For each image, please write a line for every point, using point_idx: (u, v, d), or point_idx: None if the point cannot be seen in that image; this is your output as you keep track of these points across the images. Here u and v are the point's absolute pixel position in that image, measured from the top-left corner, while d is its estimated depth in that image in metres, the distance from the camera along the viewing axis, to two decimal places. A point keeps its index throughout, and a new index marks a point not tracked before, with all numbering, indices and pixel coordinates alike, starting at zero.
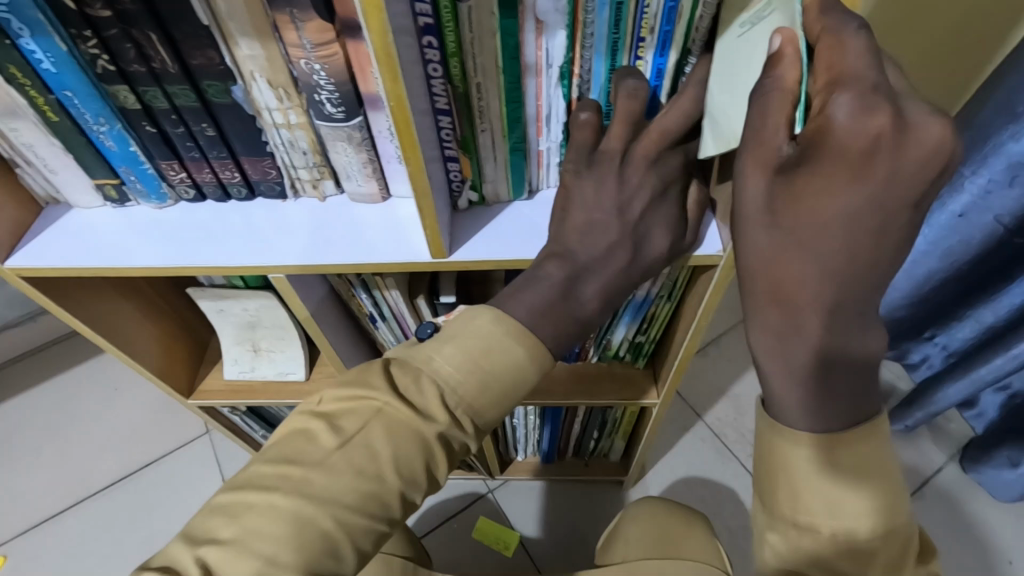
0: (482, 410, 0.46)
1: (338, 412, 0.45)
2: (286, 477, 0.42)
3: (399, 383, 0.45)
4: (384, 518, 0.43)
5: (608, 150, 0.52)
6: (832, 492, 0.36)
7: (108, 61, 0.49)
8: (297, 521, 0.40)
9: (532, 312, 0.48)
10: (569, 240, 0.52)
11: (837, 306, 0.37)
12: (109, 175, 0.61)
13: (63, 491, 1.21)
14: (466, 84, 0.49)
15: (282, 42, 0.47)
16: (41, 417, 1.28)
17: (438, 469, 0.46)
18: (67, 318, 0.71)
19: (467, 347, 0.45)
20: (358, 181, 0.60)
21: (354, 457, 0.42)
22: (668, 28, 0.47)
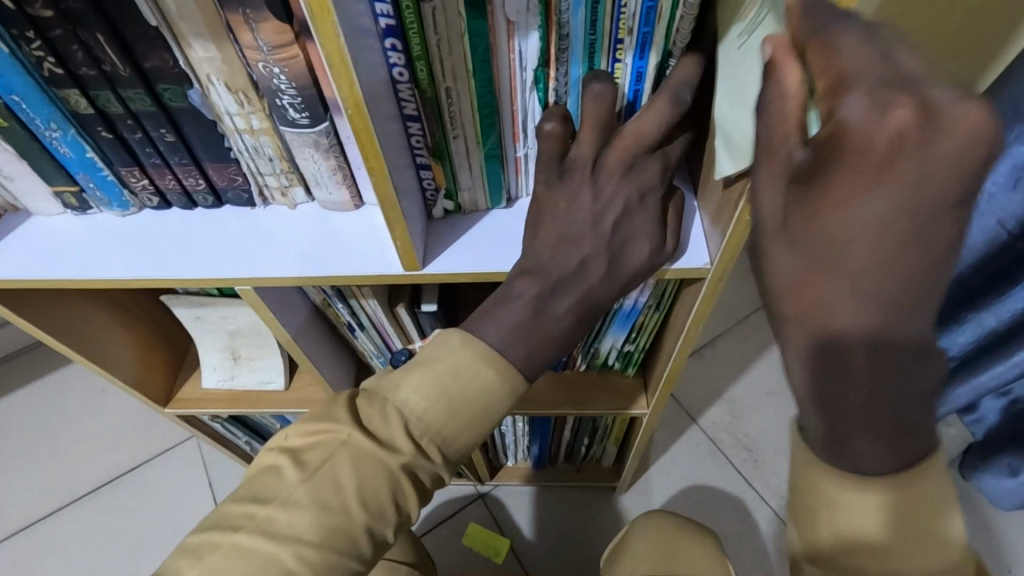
0: (451, 440, 0.44)
1: (304, 446, 0.43)
2: (246, 515, 0.41)
3: (364, 415, 0.43)
4: (354, 554, 0.42)
5: (579, 157, 0.48)
6: (867, 521, 0.34)
7: (55, 63, 0.46)
8: (262, 562, 0.39)
9: (506, 334, 0.45)
10: (541, 254, 0.49)
11: (882, 340, 0.31)
12: (67, 182, 0.58)
13: (46, 497, 1.19)
14: (435, 89, 0.46)
15: (238, 43, 0.44)
16: (24, 421, 1.26)
17: (408, 502, 0.44)
18: (37, 332, 0.69)
19: (434, 375, 0.43)
20: (328, 189, 0.57)
21: (319, 490, 0.41)
22: (647, 29, 0.44)
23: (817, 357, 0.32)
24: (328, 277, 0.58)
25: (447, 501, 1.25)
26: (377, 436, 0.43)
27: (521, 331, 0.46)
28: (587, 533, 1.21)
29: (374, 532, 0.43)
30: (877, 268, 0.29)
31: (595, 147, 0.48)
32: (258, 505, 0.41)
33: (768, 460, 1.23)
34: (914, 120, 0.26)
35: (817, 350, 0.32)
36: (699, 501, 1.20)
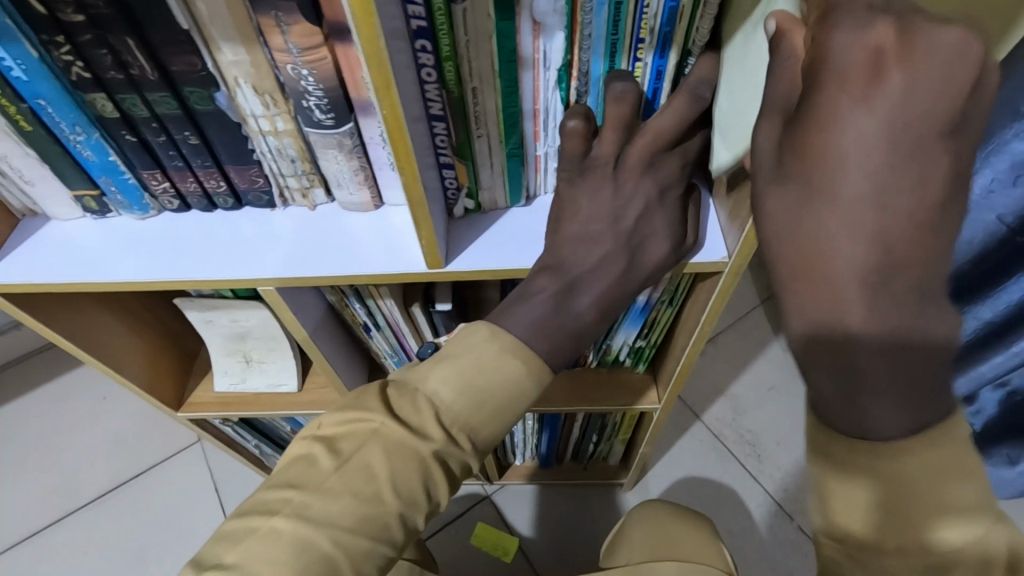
0: (479, 428, 0.44)
1: (338, 434, 0.42)
2: (283, 500, 0.40)
3: (395, 404, 0.43)
4: (386, 540, 0.41)
5: (600, 157, 0.50)
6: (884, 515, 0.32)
7: (83, 68, 0.47)
8: (299, 545, 0.39)
9: (530, 328, 0.46)
10: (563, 252, 0.51)
11: (878, 276, 0.31)
12: (88, 186, 0.58)
13: (51, 505, 1.18)
14: (461, 89, 0.47)
15: (268, 46, 0.45)
16: (27, 429, 1.25)
17: (438, 491, 0.43)
18: (48, 334, 0.69)
19: (461, 365, 0.43)
20: (349, 189, 0.58)
21: (350, 480, 0.40)
22: (668, 28, 0.45)
23: (814, 299, 0.33)
24: (345, 278, 0.58)
25: (455, 501, 1.25)
26: (409, 426, 0.42)
27: (547, 326, 0.47)
28: (594, 530, 1.21)
29: (403, 522, 0.42)
30: (875, 216, 0.30)
31: (617, 147, 0.50)
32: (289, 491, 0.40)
33: (771, 454, 1.25)
34: (891, 36, 0.28)
35: (815, 301, 0.32)
36: (705, 496, 1.22)
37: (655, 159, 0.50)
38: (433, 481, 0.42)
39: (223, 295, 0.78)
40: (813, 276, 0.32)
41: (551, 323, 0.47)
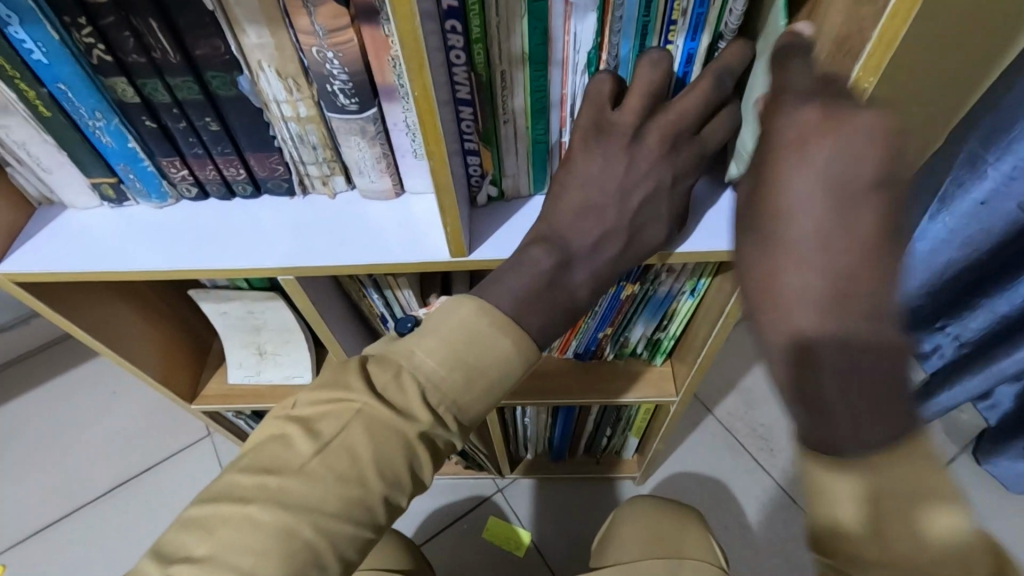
0: (467, 406, 0.43)
1: (315, 415, 0.42)
2: (257, 487, 0.39)
3: (377, 382, 0.42)
4: (369, 522, 0.40)
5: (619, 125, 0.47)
6: None
7: (104, 51, 0.46)
8: (278, 533, 0.37)
9: (518, 302, 0.44)
10: (560, 224, 0.48)
11: (840, 318, 0.31)
12: (106, 174, 0.57)
13: (62, 498, 1.17)
14: (490, 72, 0.46)
15: (293, 28, 0.44)
16: (37, 423, 1.25)
17: (423, 469, 0.43)
18: (66, 325, 0.68)
19: (449, 342, 0.42)
20: (371, 177, 0.57)
21: (333, 463, 0.40)
22: (701, 10, 0.44)
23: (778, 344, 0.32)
24: (361, 266, 0.57)
25: (465, 495, 1.25)
26: (389, 404, 0.41)
27: (533, 304, 0.45)
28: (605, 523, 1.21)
29: (386, 502, 0.41)
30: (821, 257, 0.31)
31: (638, 117, 0.46)
32: (259, 476, 0.39)
33: (784, 448, 1.24)
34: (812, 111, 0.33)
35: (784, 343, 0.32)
36: (716, 489, 1.21)
37: (680, 141, 0.47)
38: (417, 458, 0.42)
39: (238, 286, 0.77)
40: (771, 320, 0.33)
41: (539, 304, 0.45)
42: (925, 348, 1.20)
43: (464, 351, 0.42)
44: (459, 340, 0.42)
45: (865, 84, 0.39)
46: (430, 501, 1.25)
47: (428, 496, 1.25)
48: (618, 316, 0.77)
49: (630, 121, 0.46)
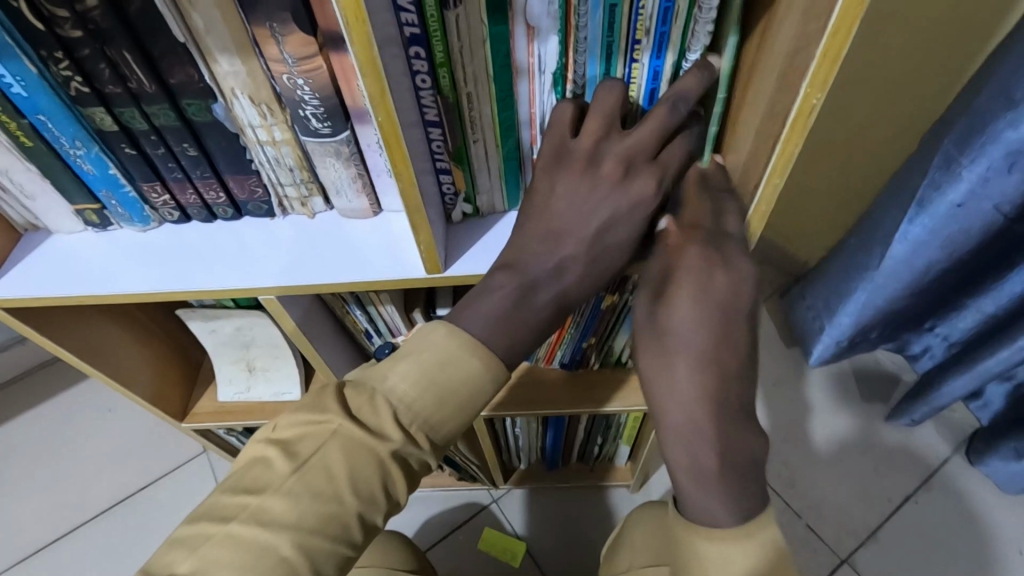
0: (439, 424, 0.44)
1: (294, 437, 0.42)
2: (240, 505, 0.40)
3: (352, 404, 0.43)
4: (346, 540, 0.41)
5: (580, 149, 0.48)
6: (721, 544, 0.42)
7: (82, 82, 0.47)
8: (257, 549, 0.39)
9: (486, 327, 0.45)
10: (526, 247, 0.48)
11: None
12: (89, 200, 0.59)
13: (58, 519, 1.18)
14: (457, 94, 0.47)
15: (263, 56, 0.46)
16: (33, 444, 1.26)
17: (397, 488, 0.43)
18: (54, 347, 0.69)
19: (421, 362, 0.43)
20: (348, 197, 0.58)
21: (311, 481, 0.40)
22: (663, 29, 0.44)
23: None
24: (340, 284, 0.58)
25: (460, 506, 1.25)
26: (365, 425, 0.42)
27: (504, 329, 0.46)
28: (602, 531, 1.21)
29: (359, 524, 0.42)
30: None
31: (600, 138, 0.47)
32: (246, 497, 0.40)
33: (779, 452, 1.24)
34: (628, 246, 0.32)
35: None
36: None
37: (636, 164, 0.47)
38: (394, 479, 0.43)
39: (224, 303, 0.79)
40: None
41: (510, 330, 0.46)
42: (914, 348, 1.22)
43: (434, 375, 0.43)
44: (426, 359, 0.43)
45: (811, 99, 0.39)
46: (425, 514, 1.25)
47: (422, 508, 1.25)
48: (599, 325, 0.78)
49: (591, 143, 0.47)
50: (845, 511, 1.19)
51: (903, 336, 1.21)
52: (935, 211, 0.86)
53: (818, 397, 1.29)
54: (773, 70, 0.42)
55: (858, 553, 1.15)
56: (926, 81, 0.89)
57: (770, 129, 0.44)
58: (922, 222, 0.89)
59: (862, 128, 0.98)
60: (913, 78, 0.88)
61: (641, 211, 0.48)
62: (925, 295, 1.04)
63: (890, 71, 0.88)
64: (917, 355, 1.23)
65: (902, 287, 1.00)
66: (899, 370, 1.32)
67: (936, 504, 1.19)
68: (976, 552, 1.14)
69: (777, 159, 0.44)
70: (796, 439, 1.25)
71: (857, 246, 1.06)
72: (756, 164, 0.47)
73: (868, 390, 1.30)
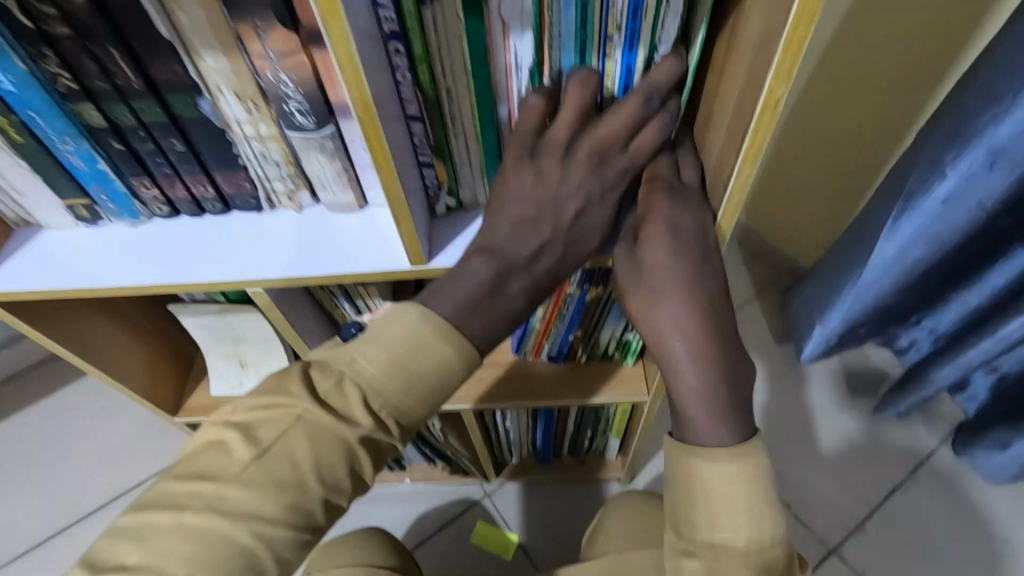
0: (408, 411, 0.45)
1: (256, 422, 0.43)
2: (193, 493, 0.41)
3: (319, 389, 0.44)
4: (308, 525, 0.43)
5: (553, 140, 0.48)
6: (717, 472, 0.46)
7: (70, 79, 0.48)
8: (210, 539, 0.40)
9: (458, 309, 0.46)
10: (497, 238, 0.49)
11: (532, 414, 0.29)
12: (79, 195, 0.60)
13: (52, 516, 1.19)
14: (436, 89, 0.48)
15: (247, 53, 0.47)
16: (26, 443, 1.26)
17: (363, 470, 0.45)
18: (45, 341, 0.70)
19: (389, 349, 0.44)
20: (334, 191, 0.59)
21: (272, 469, 0.42)
22: (635, 24, 0.46)
23: None
24: (326, 276, 0.60)
25: (452, 500, 1.27)
26: (331, 409, 0.43)
27: (473, 316, 0.47)
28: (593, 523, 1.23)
29: (325, 506, 0.43)
30: None
31: (572, 130, 0.48)
32: (199, 483, 0.41)
33: (767, 445, 1.25)
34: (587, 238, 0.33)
35: None
36: None
37: (609, 154, 0.49)
38: (359, 460, 0.44)
39: (218, 297, 0.80)
40: None
41: (478, 316, 0.47)
42: (902, 342, 1.24)
43: (401, 359, 0.44)
44: (392, 346, 0.44)
45: (776, 93, 0.41)
46: (416, 508, 1.26)
47: (413, 503, 1.27)
48: (584, 318, 0.79)
49: (565, 135, 0.48)
50: (831, 503, 1.20)
51: (891, 329, 1.23)
52: (923, 210, 0.87)
53: (806, 390, 1.31)
54: (742, 65, 0.43)
55: (845, 544, 1.17)
56: (922, 72, 0.89)
57: (739, 121, 0.45)
58: (908, 220, 0.90)
59: (856, 118, 0.98)
60: (915, 66, 0.88)
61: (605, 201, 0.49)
62: (909, 289, 1.05)
63: (889, 57, 0.88)
64: (904, 349, 1.24)
65: (890, 283, 1.02)
66: (886, 363, 1.33)
67: (921, 495, 1.20)
68: (961, 543, 1.16)
69: (746, 149, 0.45)
70: (784, 432, 1.27)
71: (851, 240, 1.08)
72: (727, 156, 0.48)
73: (856, 383, 1.32)
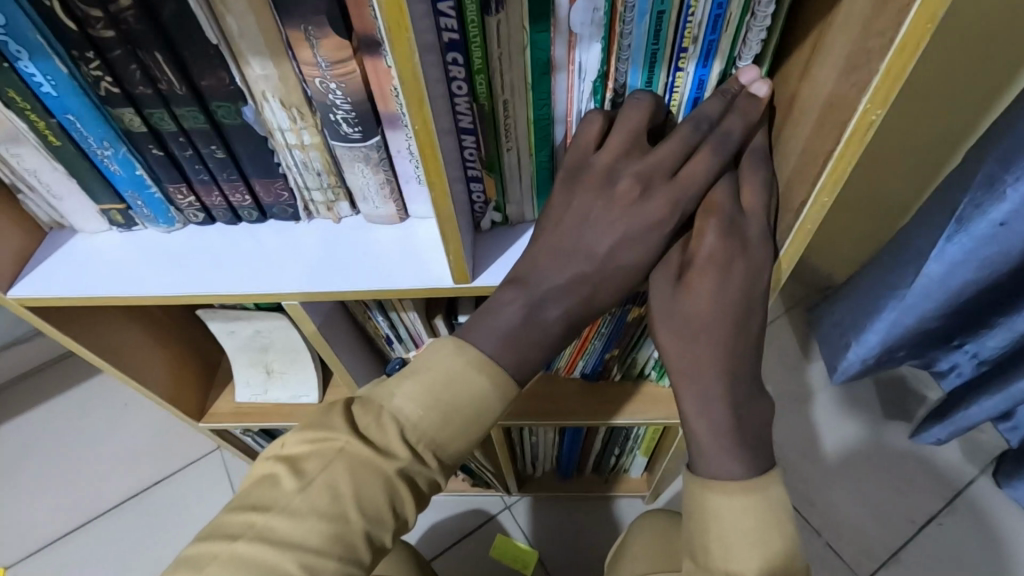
0: (447, 444, 0.43)
1: (302, 455, 0.41)
2: (244, 524, 0.40)
3: (359, 423, 0.43)
4: (354, 561, 0.40)
5: (613, 158, 0.46)
6: (728, 496, 0.44)
7: (112, 83, 0.47)
8: (260, 569, 0.38)
9: (498, 344, 0.45)
10: (551, 259, 0.47)
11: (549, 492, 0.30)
12: (114, 200, 0.58)
13: (72, 511, 1.19)
14: (492, 102, 0.46)
15: (296, 60, 0.45)
16: (48, 436, 1.27)
17: (405, 508, 0.43)
18: (74, 345, 0.69)
19: (429, 382, 0.43)
20: (375, 203, 0.57)
21: (316, 502, 0.40)
22: (712, 37, 0.43)
23: None
24: (363, 290, 0.57)
25: (471, 512, 1.24)
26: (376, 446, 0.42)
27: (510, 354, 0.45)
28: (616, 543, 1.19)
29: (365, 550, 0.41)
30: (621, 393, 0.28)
31: (630, 149, 0.46)
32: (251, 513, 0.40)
33: (797, 469, 1.21)
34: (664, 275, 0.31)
35: None
36: None
37: (653, 183, 0.46)
38: (399, 499, 0.42)
39: (244, 306, 0.78)
40: None
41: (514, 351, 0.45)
42: (942, 365, 1.18)
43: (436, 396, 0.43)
44: (428, 379, 0.43)
45: (870, 116, 0.37)
46: (433, 519, 1.24)
47: (432, 514, 1.24)
48: (620, 337, 0.76)
49: (627, 151, 0.46)
50: (863, 529, 1.16)
51: (930, 352, 1.17)
52: (975, 231, 0.83)
53: (838, 412, 1.26)
54: (824, 84, 0.41)
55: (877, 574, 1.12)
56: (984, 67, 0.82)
57: (818, 144, 0.42)
58: (960, 241, 0.86)
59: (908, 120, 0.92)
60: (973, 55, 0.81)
61: (665, 225, 0.47)
62: (955, 313, 1.00)
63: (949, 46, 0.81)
64: (943, 372, 1.19)
65: (936, 306, 0.97)
66: (923, 386, 1.28)
67: (959, 525, 1.15)
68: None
69: (825, 177, 0.42)
70: (816, 454, 1.22)
71: (889, 259, 1.03)
72: (800, 181, 0.45)
73: (890, 406, 1.27)
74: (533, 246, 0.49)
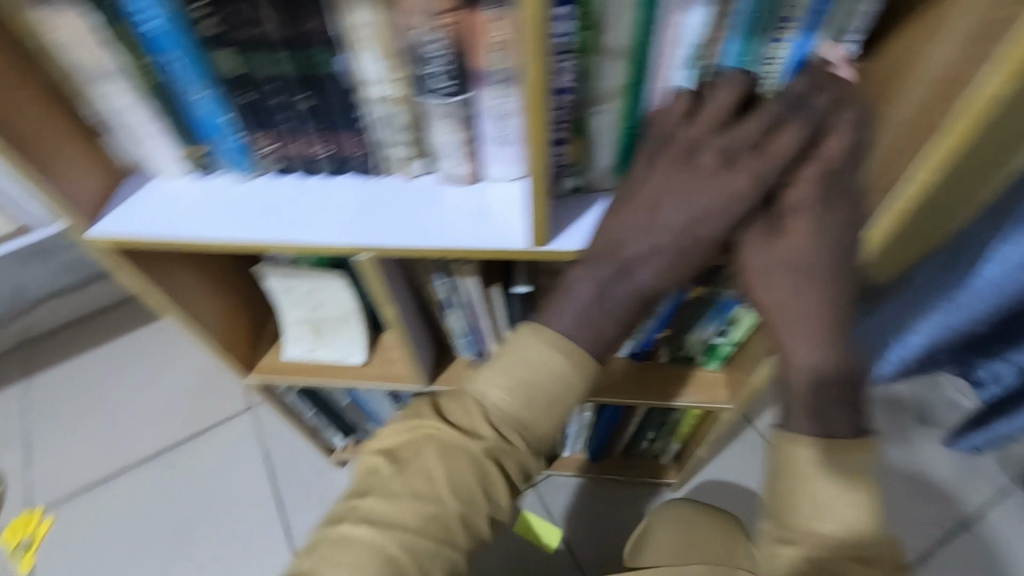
0: (533, 424, 0.48)
1: (397, 445, 0.49)
2: (354, 510, 0.46)
3: (447, 410, 0.49)
4: (451, 543, 0.46)
5: (710, 124, 0.46)
6: (826, 460, 0.47)
7: (215, 23, 0.48)
8: (368, 548, 0.44)
9: (574, 322, 0.49)
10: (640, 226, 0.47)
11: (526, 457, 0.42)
12: (197, 145, 0.59)
13: (139, 443, 1.39)
14: (592, 61, 0.46)
15: (400, 9, 0.45)
16: (113, 380, 1.46)
17: (499, 489, 0.48)
18: (145, 289, 0.70)
19: (508, 370, 0.48)
20: (454, 162, 0.57)
21: (412, 483, 0.46)
22: (821, 7, 0.44)
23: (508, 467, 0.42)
24: (436, 249, 0.57)
25: None
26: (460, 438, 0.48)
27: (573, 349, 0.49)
28: None
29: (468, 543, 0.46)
30: None
31: (726, 116, 0.46)
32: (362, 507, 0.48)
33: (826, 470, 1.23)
34: None
35: None
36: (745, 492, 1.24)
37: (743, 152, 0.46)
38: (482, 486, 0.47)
39: (302, 263, 0.79)
40: None
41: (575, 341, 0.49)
42: (980, 374, 1.12)
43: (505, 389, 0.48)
44: (503, 372, 0.48)
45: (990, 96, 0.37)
46: None
47: None
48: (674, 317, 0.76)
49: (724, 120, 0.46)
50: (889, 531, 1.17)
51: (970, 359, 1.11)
52: None
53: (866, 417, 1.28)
54: (938, 63, 0.42)
55: None
56: None
57: (928, 121, 0.43)
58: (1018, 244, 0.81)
59: None
60: None
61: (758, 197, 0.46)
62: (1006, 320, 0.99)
63: None
64: (982, 382, 1.12)
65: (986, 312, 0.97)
66: (958, 395, 1.28)
67: (988, 534, 1.16)
68: None
69: (930, 153, 0.43)
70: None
71: None
72: None
73: (924, 413, 1.27)
74: (620, 211, 0.49)
